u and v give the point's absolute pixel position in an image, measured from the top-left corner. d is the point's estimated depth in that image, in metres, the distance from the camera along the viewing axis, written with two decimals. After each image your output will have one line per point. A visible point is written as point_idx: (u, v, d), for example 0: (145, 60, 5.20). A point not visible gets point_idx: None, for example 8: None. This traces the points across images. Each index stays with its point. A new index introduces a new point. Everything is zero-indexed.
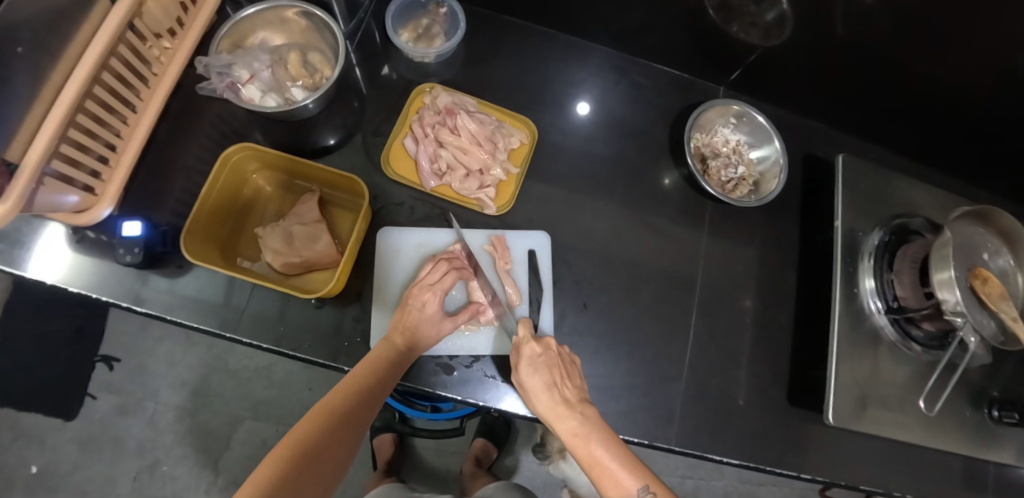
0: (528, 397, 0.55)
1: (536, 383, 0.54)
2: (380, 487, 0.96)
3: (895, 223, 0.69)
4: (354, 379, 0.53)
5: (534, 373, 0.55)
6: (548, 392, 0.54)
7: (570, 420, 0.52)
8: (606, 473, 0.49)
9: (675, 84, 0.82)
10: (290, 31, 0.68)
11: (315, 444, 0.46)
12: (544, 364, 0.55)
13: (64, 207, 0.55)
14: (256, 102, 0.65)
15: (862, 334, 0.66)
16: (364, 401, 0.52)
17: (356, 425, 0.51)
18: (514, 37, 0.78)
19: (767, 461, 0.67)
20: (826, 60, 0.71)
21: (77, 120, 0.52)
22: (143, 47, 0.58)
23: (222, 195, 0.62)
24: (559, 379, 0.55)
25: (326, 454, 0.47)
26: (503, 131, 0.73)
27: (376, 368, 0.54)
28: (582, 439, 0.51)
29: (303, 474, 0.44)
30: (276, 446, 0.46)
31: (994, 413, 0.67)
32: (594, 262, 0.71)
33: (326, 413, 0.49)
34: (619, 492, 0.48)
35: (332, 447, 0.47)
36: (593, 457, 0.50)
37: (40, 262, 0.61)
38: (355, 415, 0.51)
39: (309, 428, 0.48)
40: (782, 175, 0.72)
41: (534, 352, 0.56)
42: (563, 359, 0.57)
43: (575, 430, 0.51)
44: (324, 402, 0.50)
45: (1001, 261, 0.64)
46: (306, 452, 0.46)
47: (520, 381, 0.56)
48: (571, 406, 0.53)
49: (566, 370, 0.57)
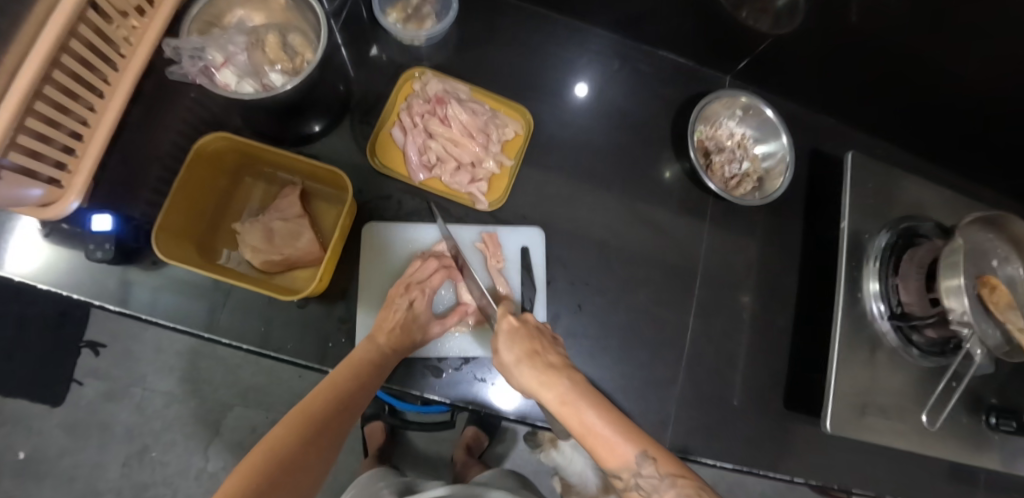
0: (512, 375, 0.51)
1: (515, 356, 0.50)
2: (374, 472, 0.95)
3: (903, 226, 0.66)
4: (334, 382, 0.50)
5: (512, 348, 0.51)
6: (529, 361, 0.50)
7: (555, 388, 0.46)
8: (600, 441, 0.43)
9: (680, 72, 0.77)
10: (271, 11, 0.64)
11: (291, 451, 0.43)
12: (522, 336, 0.52)
13: (27, 201, 0.52)
14: (231, 89, 0.59)
15: (863, 340, 0.64)
16: (345, 407, 0.49)
17: (335, 432, 0.48)
18: (511, 18, 0.73)
19: (762, 466, 0.66)
20: (841, 51, 0.67)
21: (36, 108, 0.48)
22: (108, 28, 0.54)
23: (197, 188, 0.59)
24: (540, 348, 0.51)
25: (302, 462, 0.44)
26: (497, 121, 0.68)
27: (357, 371, 0.52)
28: (571, 407, 0.44)
29: (277, 483, 0.41)
30: (249, 452, 0.43)
31: (991, 420, 0.66)
32: (590, 262, 0.68)
33: (304, 417, 0.46)
34: (617, 463, 0.41)
35: (310, 454, 0.45)
36: (585, 427, 0.44)
37: (7, 258, 0.58)
38: (335, 422, 0.48)
39: (286, 433, 0.45)
40: (788, 173, 0.68)
41: (511, 325, 0.53)
42: (543, 334, 0.54)
43: (563, 396, 0.45)
44: (302, 407, 0.48)
45: (1011, 269, 0.62)
46: (281, 460, 0.42)
47: (500, 360, 0.52)
48: (555, 372, 0.48)
49: (547, 342, 0.52)
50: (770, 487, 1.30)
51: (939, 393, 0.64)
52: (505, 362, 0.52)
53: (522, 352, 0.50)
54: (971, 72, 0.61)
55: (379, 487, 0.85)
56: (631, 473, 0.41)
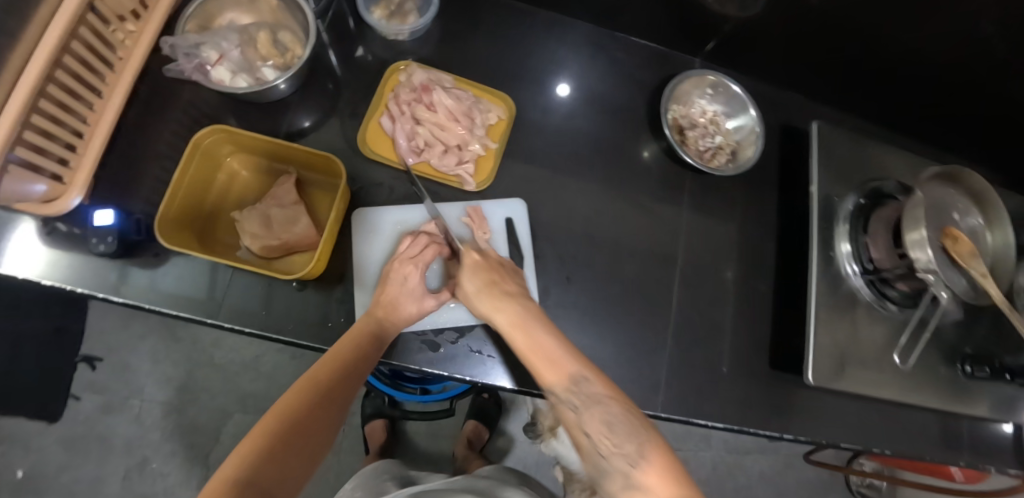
0: (468, 301, 0.58)
1: (475, 286, 0.58)
2: (378, 463, 0.95)
3: (869, 187, 0.70)
4: (340, 350, 0.53)
5: (473, 277, 0.59)
6: (487, 290, 0.57)
7: (507, 310, 0.55)
8: (543, 358, 0.51)
9: (652, 57, 0.82)
10: (260, 11, 0.68)
11: (301, 418, 0.46)
12: (483, 268, 0.59)
13: (31, 196, 0.54)
14: (226, 84, 0.64)
15: (840, 297, 0.68)
16: (350, 375, 0.51)
17: (341, 397, 0.50)
18: (489, 12, 0.77)
19: (752, 424, 0.68)
20: (802, 26, 0.72)
21: (40, 105, 0.51)
22: (106, 31, 0.58)
23: (194, 180, 0.61)
24: (498, 279, 0.58)
25: (313, 425, 0.46)
26: (480, 106, 0.72)
27: (361, 339, 0.54)
28: (519, 326, 0.53)
29: (289, 445, 0.43)
30: (261, 419, 0.45)
31: (967, 368, 0.69)
32: (577, 238, 0.71)
33: (312, 384, 0.49)
34: (557, 376, 0.50)
35: (319, 419, 0.47)
36: (530, 343, 0.52)
37: (8, 257, 0.59)
38: (339, 388, 0.50)
39: (292, 400, 0.47)
40: (759, 142, 0.73)
41: (473, 261, 0.60)
42: (503, 266, 0.61)
43: (512, 317, 0.54)
44: (309, 376, 0.50)
45: (971, 220, 0.66)
46: (291, 426, 0.45)
47: (462, 290, 0.59)
48: (508, 297, 0.56)
49: (504, 273, 0.60)
50: (768, 467, 1.32)
51: (908, 337, 0.68)
52: (467, 289, 0.58)
53: (483, 282, 0.57)
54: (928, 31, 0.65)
55: (382, 481, 0.85)
56: (566, 388, 0.49)
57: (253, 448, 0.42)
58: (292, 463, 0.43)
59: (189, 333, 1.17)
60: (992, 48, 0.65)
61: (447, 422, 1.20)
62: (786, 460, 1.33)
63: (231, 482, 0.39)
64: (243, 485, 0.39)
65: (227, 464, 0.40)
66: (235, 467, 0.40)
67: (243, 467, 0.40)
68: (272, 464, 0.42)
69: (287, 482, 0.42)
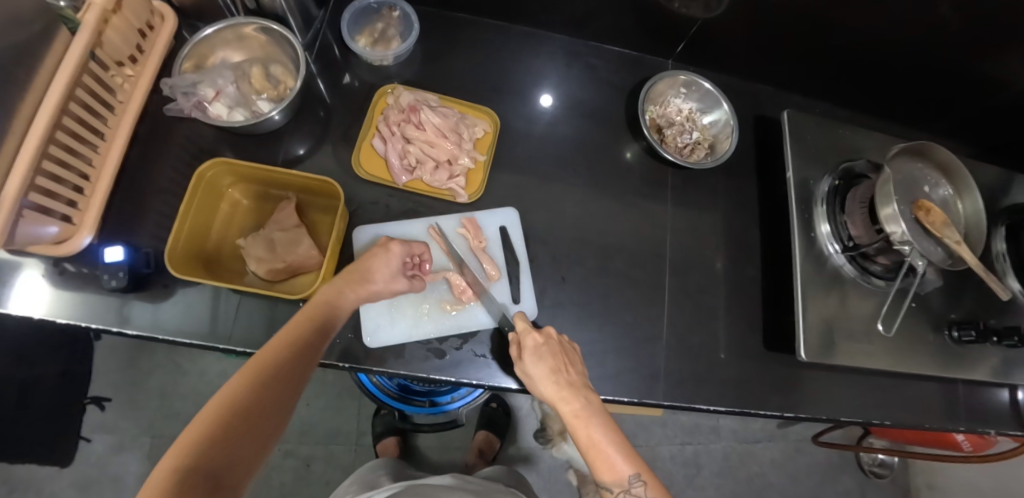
0: (531, 384, 0.58)
1: (541, 371, 0.57)
2: (375, 462, 0.98)
3: (841, 169, 0.74)
4: (292, 330, 0.51)
5: (538, 363, 0.58)
6: (554, 378, 0.56)
7: (573, 403, 0.55)
8: (602, 455, 0.52)
9: (626, 62, 0.86)
10: (250, 48, 0.71)
11: (253, 397, 0.44)
12: (549, 353, 0.58)
13: (45, 238, 0.57)
14: (224, 118, 0.68)
15: (826, 276, 0.70)
16: (303, 356, 0.50)
17: (292, 373, 0.48)
18: (468, 33, 0.81)
19: (753, 405, 0.70)
20: (764, 22, 0.76)
21: (51, 152, 0.54)
22: (106, 77, 0.61)
23: (199, 212, 0.64)
24: (563, 367, 0.57)
25: (265, 403, 0.44)
26: (466, 122, 0.75)
27: (310, 323, 0.52)
28: (583, 420, 0.54)
29: (238, 427, 0.41)
30: (207, 403, 0.42)
31: (954, 334, 0.72)
32: (568, 239, 0.74)
33: (261, 367, 0.46)
34: (612, 476, 0.51)
35: (273, 397, 0.45)
36: (591, 440, 0.53)
37: (22, 299, 0.61)
38: (292, 368, 0.48)
39: (242, 382, 0.45)
40: (733, 134, 0.76)
41: (535, 341, 0.59)
42: (563, 347, 0.60)
43: (577, 411, 0.54)
44: (258, 358, 0.47)
45: (942, 191, 0.70)
46: (241, 406, 0.43)
47: (524, 369, 0.58)
48: (575, 389, 0.56)
49: (569, 359, 0.59)
50: (779, 453, 1.33)
51: (891, 304, 0.71)
52: (531, 370, 0.58)
53: (554, 365, 0.57)
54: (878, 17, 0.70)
55: (376, 476, 0.91)
56: (622, 489, 0.51)
57: (199, 432, 0.40)
58: (243, 445, 0.41)
59: (197, 366, 1.19)
60: (943, 24, 0.69)
61: (457, 434, 1.22)
62: (796, 445, 1.35)
63: (177, 471, 0.37)
64: (189, 470, 0.37)
65: (172, 453, 0.38)
66: (180, 455, 0.38)
67: (188, 455, 0.38)
68: (221, 447, 0.40)
69: (239, 465, 0.40)
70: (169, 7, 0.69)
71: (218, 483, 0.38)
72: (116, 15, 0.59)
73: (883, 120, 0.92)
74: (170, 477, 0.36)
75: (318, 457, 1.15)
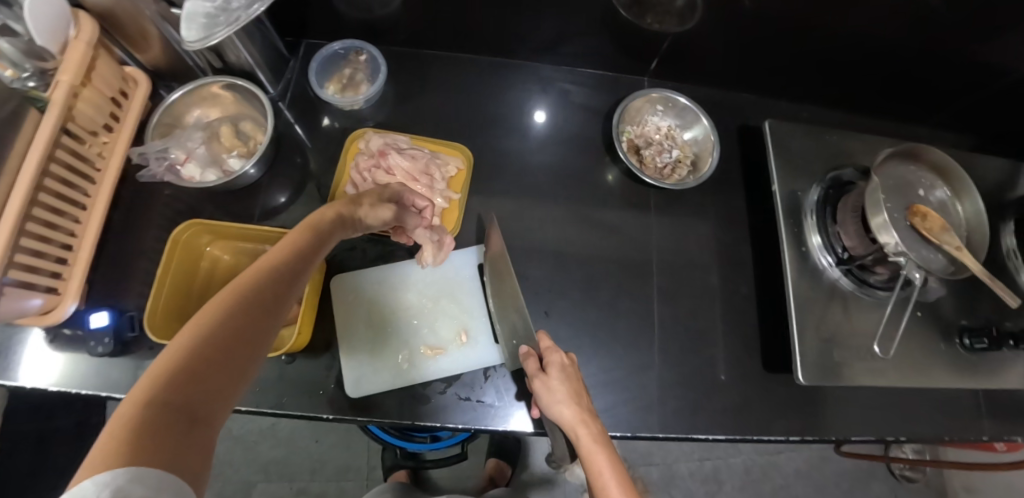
0: (547, 407, 0.55)
1: (563, 391, 0.55)
2: (380, 487, 0.97)
3: (829, 178, 0.71)
4: (271, 261, 0.45)
5: (563, 381, 0.56)
6: (575, 400, 0.55)
7: (587, 427, 0.53)
8: (604, 489, 0.48)
9: (601, 83, 0.85)
10: (223, 105, 0.73)
11: (222, 333, 0.38)
12: (574, 375, 0.58)
13: (30, 311, 0.58)
14: (196, 179, 0.69)
15: (821, 291, 0.67)
16: (287, 277, 0.45)
17: (273, 308, 0.43)
18: (438, 69, 0.82)
19: (755, 430, 0.68)
20: (739, 31, 0.73)
21: (28, 228, 0.55)
22: (82, 147, 0.62)
23: (178, 272, 0.65)
24: (580, 394, 0.56)
25: (242, 337, 0.40)
26: (437, 161, 0.73)
27: (297, 247, 0.48)
28: (599, 446, 0.51)
29: (219, 358, 0.38)
30: (183, 329, 0.38)
31: (965, 341, 0.68)
32: (552, 268, 0.73)
33: (244, 290, 0.42)
34: None
35: (247, 334, 0.40)
36: (598, 469, 0.50)
37: (22, 369, 0.63)
38: (278, 289, 0.44)
39: (221, 305, 0.40)
40: (715, 150, 0.74)
41: (563, 363, 0.58)
42: (580, 378, 0.59)
43: (596, 437, 0.52)
44: (240, 279, 0.43)
45: (938, 193, 0.67)
46: (211, 337, 0.38)
47: (546, 383, 0.56)
48: (590, 416, 0.54)
49: (583, 390, 0.58)
50: (802, 462, 1.28)
51: (891, 315, 0.67)
52: (557, 387, 0.56)
53: (576, 387, 0.56)
54: (855, 15, 0.67)
55: None
56: None
57: (173, 362, 0.36)
58: (227, 370, 0.38)
59: None
60: (927, 16, 0.65)
61: (468, 462, 1.20)
62: (821, 454, 1.29)
63: (146, 406, 0.33)
64: (161, 406, 0.34)
65: (144, 379, 0.35)
66: (152, 386, 0.34)
67: (162, 385, 0.34)
68: (200, 382, 0.36)
69: (217, 396, 0.37)
70: (141, 71, 0.70)
71: (196, 417, 0.35)
72: (86, 88, 0.60)
73: (875, 117, 0.88)
74: (139, 414, 0.33)
75: (330, 494, 1.15)
